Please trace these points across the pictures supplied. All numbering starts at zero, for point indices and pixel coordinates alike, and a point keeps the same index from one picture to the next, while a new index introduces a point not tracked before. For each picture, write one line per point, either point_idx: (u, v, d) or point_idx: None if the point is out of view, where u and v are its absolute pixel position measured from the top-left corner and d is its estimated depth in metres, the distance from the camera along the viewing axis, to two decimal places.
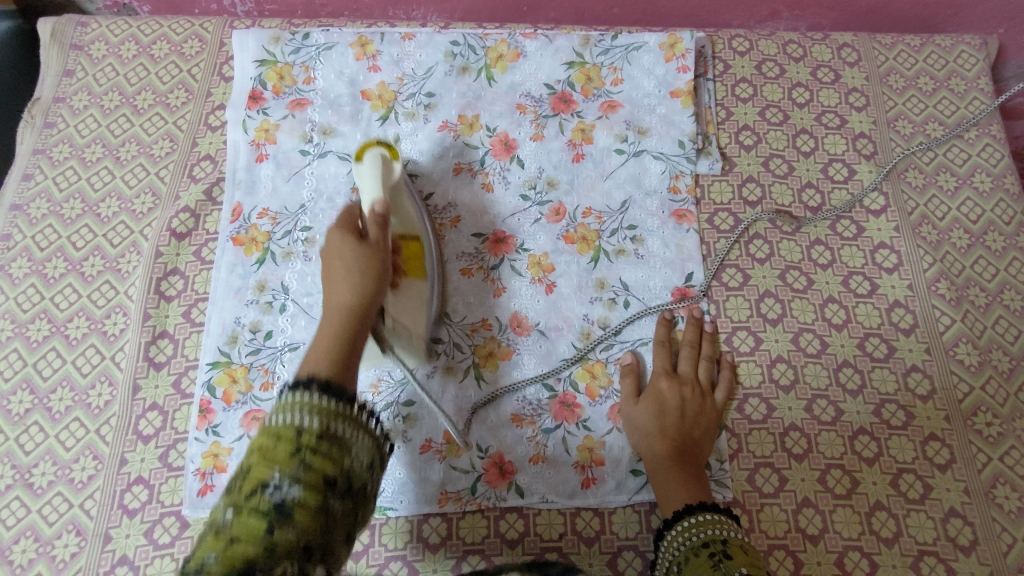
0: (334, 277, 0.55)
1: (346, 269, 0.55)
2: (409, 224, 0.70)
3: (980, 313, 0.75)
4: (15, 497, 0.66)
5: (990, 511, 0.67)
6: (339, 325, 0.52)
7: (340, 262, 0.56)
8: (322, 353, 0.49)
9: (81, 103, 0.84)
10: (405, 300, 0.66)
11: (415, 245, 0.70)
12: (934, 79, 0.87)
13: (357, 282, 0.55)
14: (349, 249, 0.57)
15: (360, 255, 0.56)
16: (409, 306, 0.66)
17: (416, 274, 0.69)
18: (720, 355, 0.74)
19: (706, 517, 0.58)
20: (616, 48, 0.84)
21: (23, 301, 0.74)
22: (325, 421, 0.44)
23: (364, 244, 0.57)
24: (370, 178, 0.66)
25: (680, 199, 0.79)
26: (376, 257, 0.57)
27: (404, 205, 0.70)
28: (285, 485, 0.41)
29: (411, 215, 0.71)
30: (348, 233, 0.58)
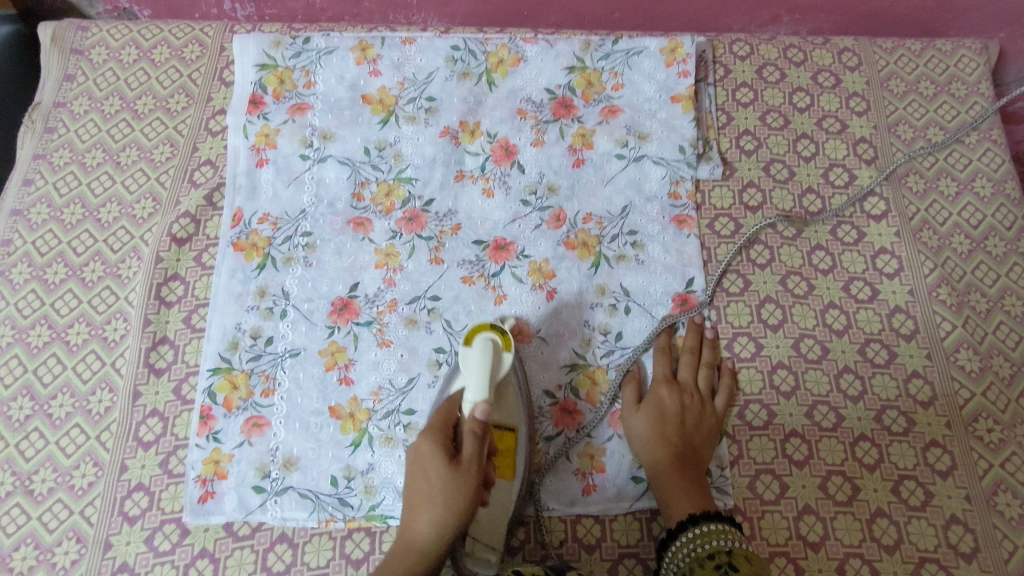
0: (418, 505, 0.56)
1: (430, 489, 0.55)
2: (509, 415, 0.66)
3: (980, 318, 0.75)
4: (15, 504, 0.66)
5: (991, 518, 0.67)
6: (404, 572, 0.52)
7: (423, 484, 0.56)
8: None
9: (81, 108, 0.84)
10: (485, 511, 0.63)
11: (511, 438, 0.65)
12: (934, 83, 0.87)
13: (439, 517, 0.54)
14: (435, 462, 0.56)
15: (446, 481, 0.55)
16: (489, 514, 0.63)
17: (506, 473, 0.65)
18: (720, 361, 0.74)
19: (711, 527, 0.58)
20: (617, 54, 0.84)
21: (24, 307, 0.74)
22: None
23: (457, 470, 0.56)
24: (476, 365, 0.62)
25: (680, 204, 0.79)
26: (463, 486, 0.55)
27: (508, 389, 0.66)
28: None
29: (514, 409, 0.66)
30: (441, 450, 0.56)
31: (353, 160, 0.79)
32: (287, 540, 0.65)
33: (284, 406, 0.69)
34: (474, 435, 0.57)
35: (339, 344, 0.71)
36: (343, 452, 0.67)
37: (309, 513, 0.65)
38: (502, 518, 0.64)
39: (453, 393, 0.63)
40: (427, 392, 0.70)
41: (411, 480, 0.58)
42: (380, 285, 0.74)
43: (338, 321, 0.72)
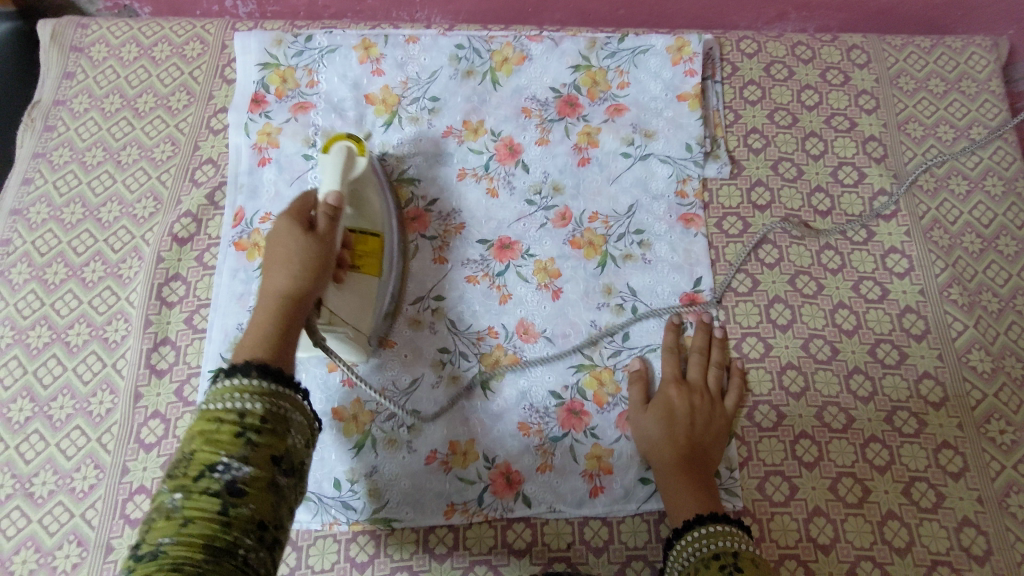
0: (272, 262, 0.54)
1: (289, 249, 0.54)
2: (371, 219, 0.69)
3: (992, 318, 0.74)
4: (15, 507, 0.65)
5: (1004, 520, 0.66)
6: (276, 316, 0.51)
7: (281, 248, 0.54)
8: (259, 340, 0.50)
9: (81, 106, 0.83)
10: (349, 295, 0.64)
11: (374, 241, 0.68)
12: (944, 81, 0.86)
13: (298, 272, 0.53)
14: (292, 233, 0.55)
15: (303, 241, 0.55)
16: (354, 304, 0.65)
17: (370, 269, 0.67)
18: (730, 362, 0.73)
19: (718, 529, 0.58)
20: (622, 52, 0.83)
21: (23, 307, 0.73)
22: (265, 404, 0.46)
23: (310, 233, 0.55)
24: (331, 169, 0.65)
25: (687, 202, 0.78)
26: (319, 248, 0.55)
27: (368, 196, 0.70)
28: (234, 466, 0.43)
29: (373, 213, 0.70)
30: (297, 222, 0.56)
31: None
32: (291, 543, 0.66)
33: None
34: (328, 214, 0.58)
35: None
36: (347, 455, 0.67)
37: (313, 516, 0.66)
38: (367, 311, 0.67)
39: (307, 190, 0.62)
40: (431, 393, 0.70)
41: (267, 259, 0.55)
42: None
43: None
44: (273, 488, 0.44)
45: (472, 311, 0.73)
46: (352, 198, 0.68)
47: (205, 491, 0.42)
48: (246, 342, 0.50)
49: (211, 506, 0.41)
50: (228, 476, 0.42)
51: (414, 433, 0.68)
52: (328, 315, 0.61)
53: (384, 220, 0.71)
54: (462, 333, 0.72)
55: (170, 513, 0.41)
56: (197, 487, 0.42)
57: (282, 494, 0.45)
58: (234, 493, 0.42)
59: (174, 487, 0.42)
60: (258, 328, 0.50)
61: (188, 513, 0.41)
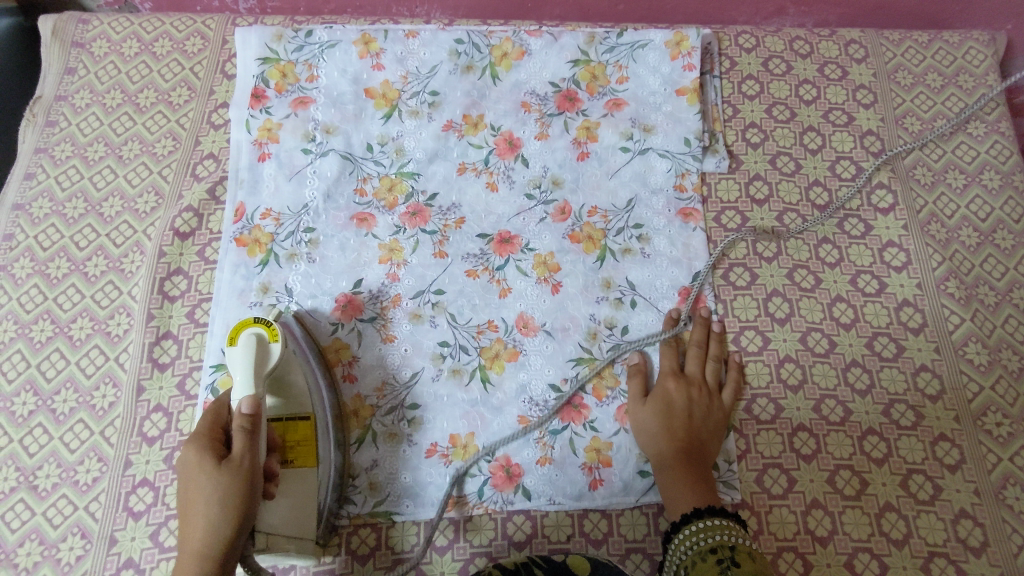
0: (189, 518, 0.51)
1: (200, 498, 0.51)
2: (299, 400, 0.64)
3: (989, 312, 0.74)
4: (19, 500, 0.66)
5: (1000, 512, 0.66)
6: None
7: (195, 495, 0.51)
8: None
9: (83, 101, 0.84)
10: (284, 503, 0.60)
11: (306, 427, 0.63)
12: (942, 75, 0.87)
13: (212, 523, 0.50)
14: (200, 477, 0.52)
15: (214, 478, 0.51)
16: (290, 509, 0.60)
17: (308, 461, 0.62)
18: (728, 355, 0.73)
19: (715, 522, 0.58)
20: (621, 47, 0.83)
21: (26, 301, 0.74)
22: None
23: (221, 468, 0.52)
24: (242, 366, 0.59)
25: (686, 197, 0.78)
26: (232, 483, 0.52)
27: (292, 377, 0.64)
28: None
29: (302, 393, 0.64)
30: (205, 455, 0.52)
31: (355, 155, 0.79)
32: None
33: None
34: (241, 433, 0.54)
35: (342, 341, 0.71)
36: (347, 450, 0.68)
37: None
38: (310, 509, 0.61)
39: (221, 401, 0.58)
40: (431, 387, 0.70)
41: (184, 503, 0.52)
42: (385, 281, 0.74)
43: (342, 317, 0.72)
44: None
45: (472, 305, 0.73)
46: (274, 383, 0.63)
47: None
48: None
49: None
50: None
51: (415, 427, 0.69)
52: (262, 540, 0.57)
53: (315, 397, 0.66)
54: (461, 326, 0.72)
55: None
56: None
57: None
58: None
59: None
60: None
61: None
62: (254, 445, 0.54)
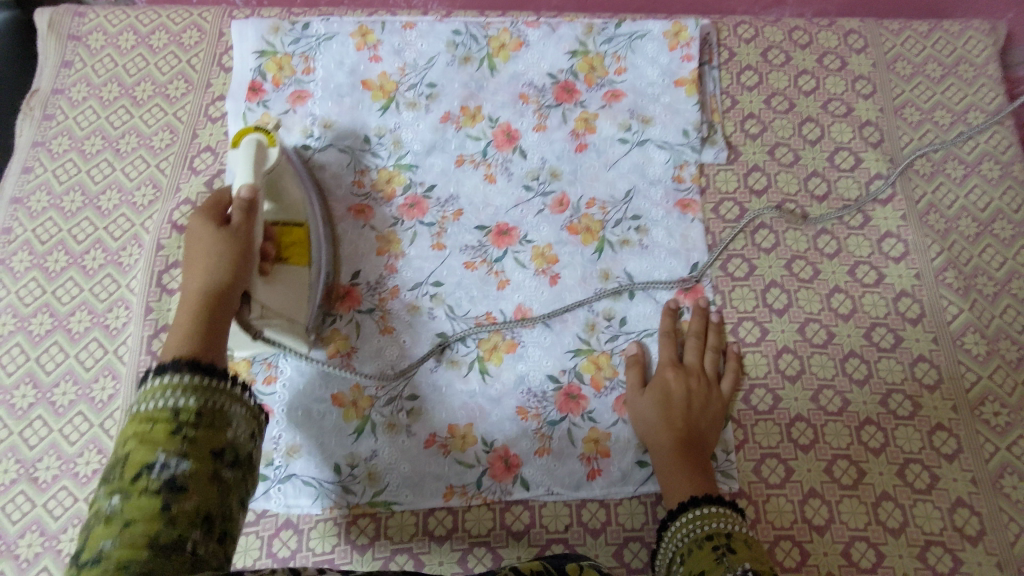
0: (192, 261, 0.54)
1: (204, 249, 0.54)
2: (294, 210, 0.68)
3: (987, 302, 0.74)
4: (20, 492, 0.66)
5: (997, 501, 0.67)
6: (199, 309, 0.51)
7: (198, 247, 0.54)
8: (187, 335, 0.49)
9: (79, 95, 0.84)
10: (280, 287, 0.64)
11: (300, 232, 0.68)
12: (941, 65, 0.86)
13: (217, 265, 0.53)
14: (206, 233, 0.55)
15: (217, 238, 0.54)
16: (285, 294, 0.64)
17: (300, 260, 0.67)
18: (726, 346, 0.73)
19: (711, 510, 0.59)
20: (619, 37, 0.83)
21: (25, 295, 0.74)
22: (202, 398, 0.45)
23: (223, 229, 0.55)
24: (243, 161, 0.63)
25: (684, 187, 0.78)
26: (235, 242, 0.55)
27: (286, 186, 0.68)
28: (172, 463, 0.42)
29: (295, 202, 0.69)
30: (209, 219, 0.56)
31: (353, 148, 0.79)
32: (293, 526, 0.66)
33: (287, 394, 0.69)
34: (241, 208, 0.57)
35: (341, 331, 0.72)
36: (346, 440, 0.68)
37: (313, 499, 0.66)
38: (300, 301, 0.66)
39: (219, 188, 0.62)
40: (430, 378, 0.70)
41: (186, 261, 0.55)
42: (383, 272, 0.74)
43: (341, 308, 0.72)
44: (217, 480, 0.44)
45: (471, 298, 0.73)
46: (269, 188, 0.67)
47: (143, 491, 0.40)
48: (170, 338, 0.49)
49: (154, 502, 0.40)
50: (167, 473, 0.41)
51: (414, 417, 0.69)
52: (260, 308, 0.61)
53: (307, 211, 0.70)
54: (460, 318, 0.72)
55: (109, 516, 0.39)
56: (136, 488, 0.40)
57: (227, 487, 0.44)
58: (175, 488, 0.41)
59: (109, 492, 0.41)
60: (181, 327, 0.49)
61: (130, 511, 0.39)
62: (252, 221, 0.58)
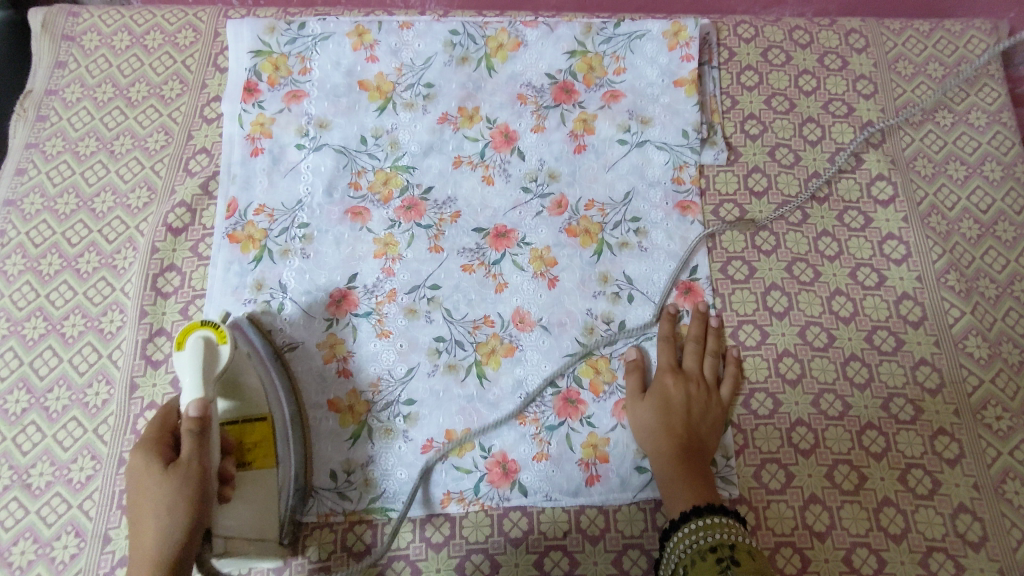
0: (139, 522, 0.50)
1: (151, 511, 0.50)
2: (254, 400, 0.63)
3: (989, 304, 0.74)
4: (13, 498, 0.66)
5: (1000, 506, 0.66)
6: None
7: (144, 499, 0.50)
8: None
9: (73, 95, 0.83)
10: (242, 506, 0.60)
11: (263, 429, 0.63)
12: (943, 65, 0.85)
13: (171, 533, 0.50)
14: (150, 479, 0.51)
15: (161, 480, 0.51)
16: (247, 510, 0.60)
17: (265, 465, 0.62)
18: (726, 349, 0.72)
19: (716, 520, 0.58)
20: (618, 37, 0.82)
21: (18, 298, 0.73)
22: None
23: (169, 473, 0.51)
24: (190, 367, 0.57)
25: (684, 189, 0.77)
26: (183, 484, 0.51)
27: (243, 377, 0.63)
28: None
29: (255, 392, 0.63)
30: (153, 458, 0.52)
31: (349, 149, 0.78)
32: None
33: None
34: (190, 433, 0.53)
35: (337, 337, 0.71)
36: (343, 446, 0.68)
37: (309, 506, 0.66)
38: (267, 516, 0.62)
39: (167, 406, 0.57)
40: (427, 382, 0.70)
41: (133, 509, 0.51)
42: (379, 275, 0.73)
43: (337, 313, 0.72)
44: None
45: (469, 302, 0.72)
46: (227, 386, 0.62)
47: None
48: None
49: None
50: None
51: (411, 422, 0.68)
52: (224, 539, 0.58)
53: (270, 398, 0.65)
54: (457, 321, 0.72)
55: None
56: None
57: None
58: None
59: None
60: None
61: None
62: (204, 446, 0.53)
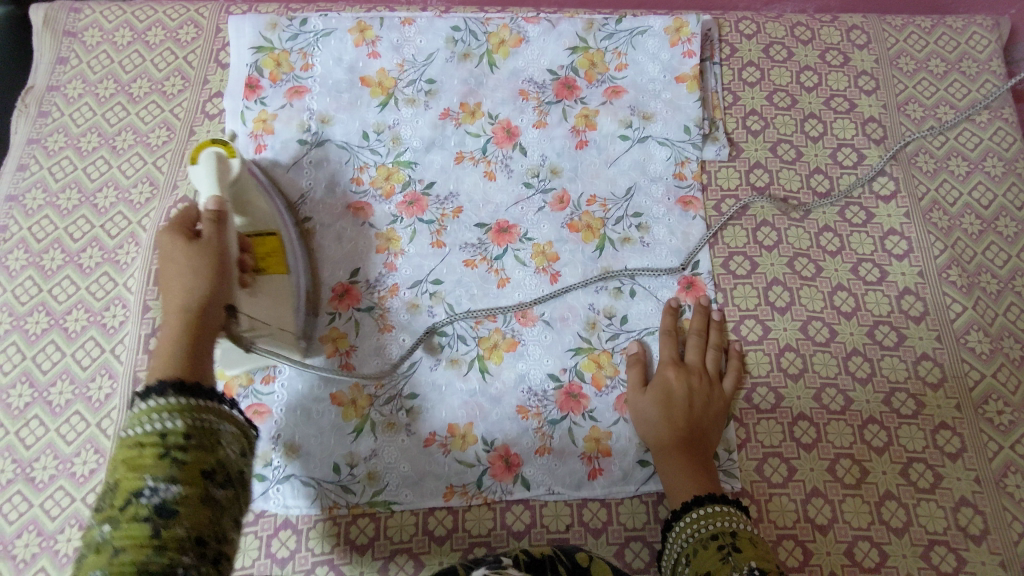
0: (167, 281, 0.51)
1: (179, 269, 0.51)
2: (264, 218, 0.67)
3: (991, 300, 0.74)
4: (16, 492, 0.66)
5: (1001, 500, 0.66)
6: (182, 327, 0.49)
7: (171, 264, 0.51)
8: (171, 352, 0.47)
9: (75, 91, 0.83)
10: (263, 298, 0.63)
11: (273, 241, 0.66)
12: (945, 61, 0.85)
13: (199, 277, 0.50)
14: (176, 247, 0.52)
15: (187, 249, 0.52)
16: (266, 306, 0.64)
17: (277, 270, 0.66)
18: (728, 344, 0.73)
19: (716, 509, 0.58)
20: (620, 33, 0.82)
21: (21, 294, 0.73)
22: (188, 420, 0.44)
23: (194, 244, 0.52)
24: (205, 176, 0.61)
25: (685, 185, 0.78)
26: (209, 253, 0.52)
27: (253, 198, 0.66)
28: (161, 486, 0.41)
29: (266, 214, 0.67)
30: (177, 234, 0.53)
31: (351, 145, 0.78)
32: (291, 526, 0.66)
33: (284, 393, 0.69)
34: (212, 218, 0.54)
35: (340, 330, 0.71)
36: (346, 439, 0.68)
37: (312, 500, 0.66)
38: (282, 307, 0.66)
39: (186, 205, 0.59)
40: (429, 377, 0.70)
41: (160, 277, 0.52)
42: (381, 270, 0.73)
43: (340, 307, 0.72)
44: (209, 500, 0.43)
45: (470, 298, 0.72)
46: (236, 202, 0.65)
47: (133, 518, 0.40)
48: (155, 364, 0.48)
49: (143, 530, 0.40)
50: (157, 497, 0.41)
51: (413, 416, 0.69)
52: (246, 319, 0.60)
53: (277, 219, 0.69)
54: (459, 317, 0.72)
55: (99, 546, 0.39)
56: (125, 515, 0.40)
57: (221, 508, 0.44)
58: (166, 513, 0.40)
59: (100, 521, 0.40)
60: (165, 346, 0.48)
61: (121, 541, 0.39)
62: (224, 230, 0.55)
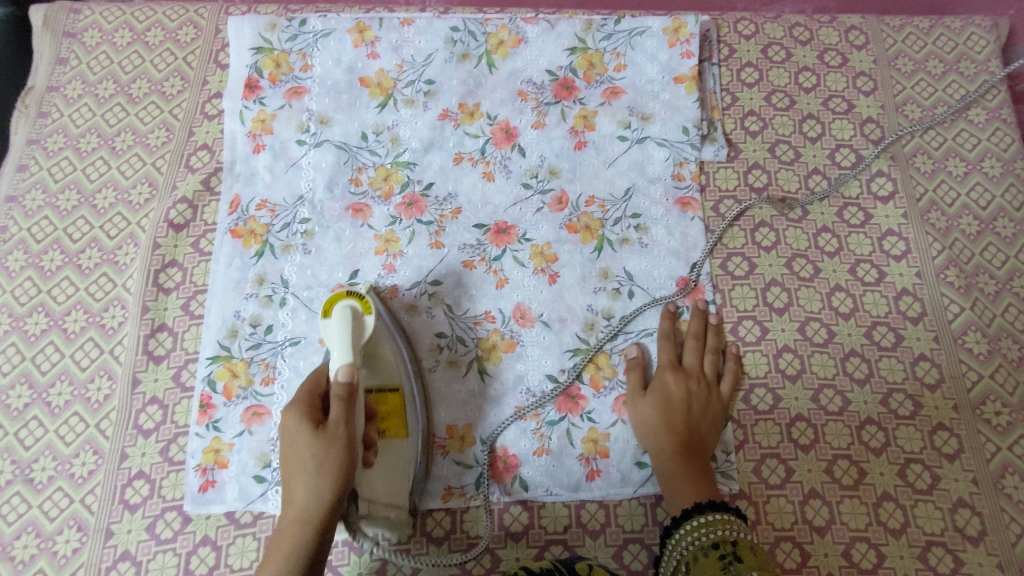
0: (292, 475, 0.53)
1: (303, 464, 0.53)
2: (387, 374, 0.63)
3: (989, 301, 0.74)
4: (15, 493, 0.66)
5: (998, 501, 0.66)
6: (302, 538, 0.51)
7: (295, 457, 0.53)
8: (281, 571, 0.50)
9: (74, 92, 0.83)
10: (380, 472, 0.61)
11: (395, 400, 0.63)
12: (943, 62, 0.86)
13: (318, 488, 0.52)
14: (301, 440, 0.53)
15: (314, 445, 0.53)
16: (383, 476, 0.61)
17: (397, 433, 0.63)
18: (725, 345, 0.73)
19: (716, 517, 0.58)
20: (619, 34, 0.82)
21: (20, 294, 0.73)
22: None
23: (320, 434, 0.53)
24: (338, 336, 0.58)
25: (684, 186, 0.78)
26: (334, 452, 0.53)
27: (379, 349, 0.63)
28: None
29: (389, 366, 0.64)
30: (305, 420, 0.54)
31: (350, 145, 0.78)
32: None
33: (284, 395, 0.68)
34: (341, 402, 0.55)
35: None
36: None
37: None
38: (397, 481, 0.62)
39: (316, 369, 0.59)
40: (428, 378, 0.70)
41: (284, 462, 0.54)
42: (380, 272, 0.73)
43: None
44: None
45: (469, 298, 0.73)
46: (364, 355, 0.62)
47: None
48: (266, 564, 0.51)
49: None
50: None
51: None
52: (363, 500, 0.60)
53: (401, 371, 0.65)
54: (459, 318, 0.72)
55: None
56: None
57: None
58: None
59: None
60: (279, 561, 0.50)
61: None
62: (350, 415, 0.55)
